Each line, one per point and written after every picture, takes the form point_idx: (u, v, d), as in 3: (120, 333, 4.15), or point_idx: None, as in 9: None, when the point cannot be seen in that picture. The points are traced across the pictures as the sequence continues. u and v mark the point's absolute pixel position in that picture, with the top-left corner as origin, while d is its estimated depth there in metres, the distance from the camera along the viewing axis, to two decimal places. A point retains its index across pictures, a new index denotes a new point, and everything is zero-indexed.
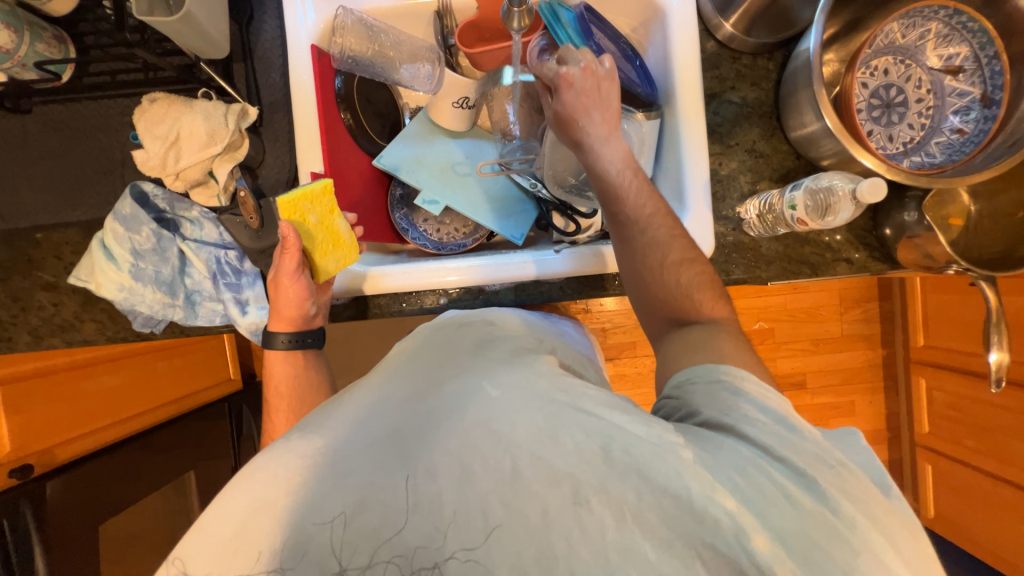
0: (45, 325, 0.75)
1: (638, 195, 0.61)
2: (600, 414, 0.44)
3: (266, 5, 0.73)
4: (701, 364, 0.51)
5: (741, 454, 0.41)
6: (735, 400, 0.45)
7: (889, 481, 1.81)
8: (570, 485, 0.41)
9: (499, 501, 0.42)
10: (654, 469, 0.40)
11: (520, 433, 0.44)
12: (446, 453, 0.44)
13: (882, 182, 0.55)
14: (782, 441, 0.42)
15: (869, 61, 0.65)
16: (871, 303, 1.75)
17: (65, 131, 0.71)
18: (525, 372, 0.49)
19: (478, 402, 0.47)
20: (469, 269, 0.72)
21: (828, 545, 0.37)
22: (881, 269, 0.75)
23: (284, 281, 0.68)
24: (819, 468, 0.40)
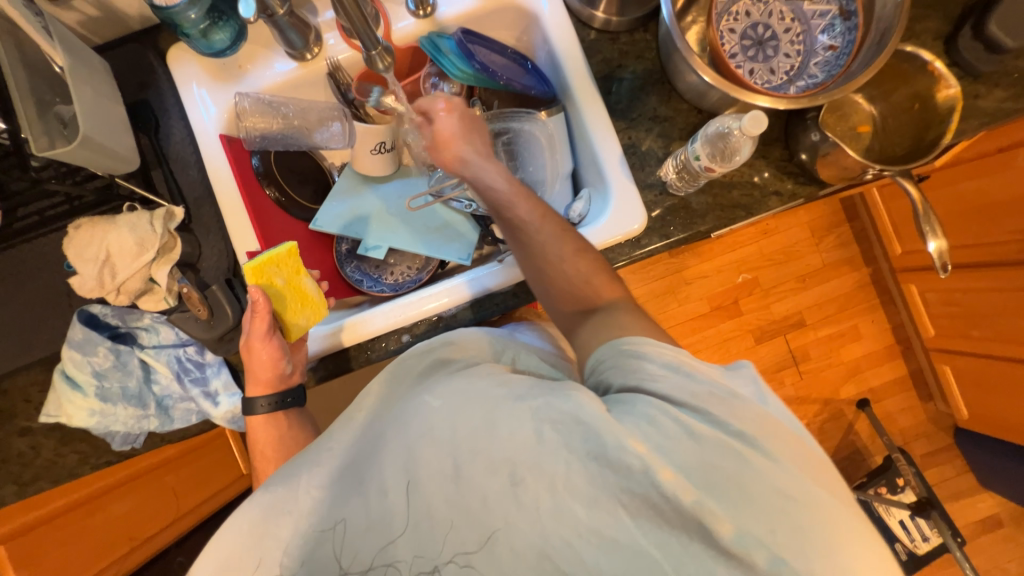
0: (28, 470, 0.75)
1: (518, 193, 0.63)
2: (534, 397, 0.45)
3: (169, 110, 0.76)
4: (607, 341, 0.52)
5: (652, 407, 0.44)
6: (637, 361, 0.48)
7: (916, 394, 1.79)
8: (507, 469, 0.43)
9: (444, 501, 0.44)
10: (574, 433, 0.43)
11: (458, 432, 0.45)
12: (395, 467, 0.47)
13: (761, 113, 0.57)
14: (686, 389, 0.45)
15: (730, 9, 0.68)
16: (841, 226, 1.77)
17: (6, 278, 0.73)
18: (467, 377, 0.50)
19: (420, 415, 0.48)
20: (449, 291, 0.75)
21: (727, 465, 0.41)
22: (812, 192, 0.77)
23: (256, 345, 0.69)
24: (720, 405, 0.44)
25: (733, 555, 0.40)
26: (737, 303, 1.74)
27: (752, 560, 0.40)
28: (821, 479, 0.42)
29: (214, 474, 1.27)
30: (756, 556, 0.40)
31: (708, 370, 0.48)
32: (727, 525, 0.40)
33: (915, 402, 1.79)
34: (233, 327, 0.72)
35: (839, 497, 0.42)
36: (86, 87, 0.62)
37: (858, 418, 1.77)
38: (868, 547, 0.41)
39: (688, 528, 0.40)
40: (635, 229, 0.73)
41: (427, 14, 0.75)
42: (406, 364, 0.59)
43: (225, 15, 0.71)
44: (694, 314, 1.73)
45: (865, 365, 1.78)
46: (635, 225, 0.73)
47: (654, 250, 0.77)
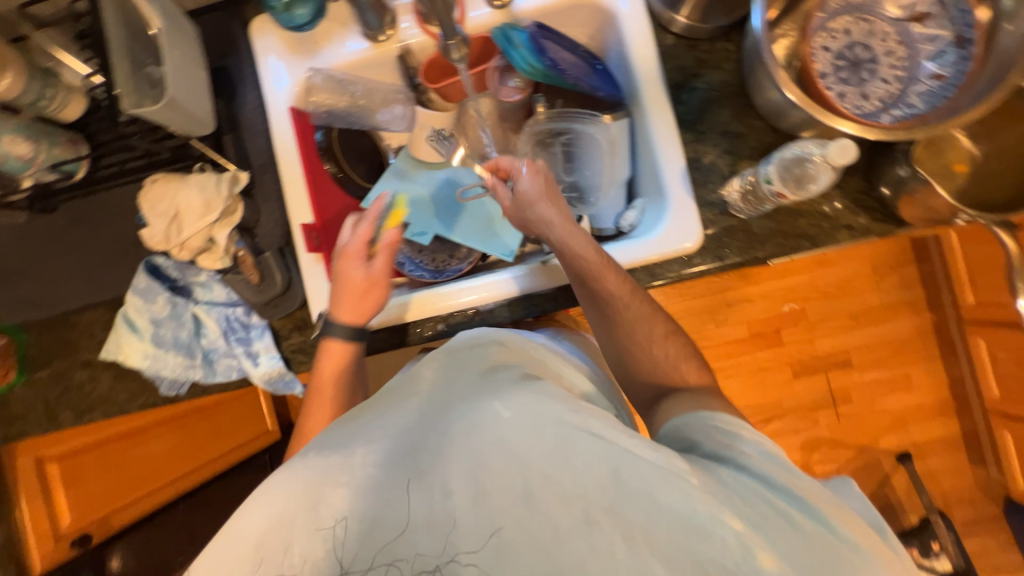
0: (84, 400, 0.82)
1: (608, 270, 0.66)
2: (610, 437, 0.45)
3: (246, 78, 0.79)
4: (695, 411, 0.56)
5: (746, 486, 0.45)
6: (732, 439, 0.50)
7: (967, 456, 1.65)
8: (586, 511, 0.42)
9: (512, 523, 0.42)
10: (667, 493, 0.42)
11: (534, 454, 0.44)
12: (461, 472, 0.45)
13: (850, 143, 0.53)
14: (779, 469, 0.46)
15: (826, 25, 0.63)
16: (907, 266, 1.64)
17: (86, 221, 0.79)
18: (537, 393, 0.48)
19: (489, 422, 0.47)
20: (480, 288, 0.75)
21: (826, 559, 0.41)
22: (888, 230, 0.71)
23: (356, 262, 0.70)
24: (814, 492, 0.45)
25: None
26: (780, 333, 1.66)
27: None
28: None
29: (240, 425, 1.32)
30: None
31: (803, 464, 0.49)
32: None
33: (964, 465, 1.65)
34: (280, 294, 0.76)
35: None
36: (175, 50, 0.65)
37: (896, 473, 1.66)
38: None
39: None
40: (688, 247, 0.70)
41: (504, 5, 0.75)
42: (469, 363, 0.57)
43: None
44: (731, 338, 1.66)
45: (912, 418, 1.66)
46: (688, 244, 0.70)
47: (705, 271, 0.74)
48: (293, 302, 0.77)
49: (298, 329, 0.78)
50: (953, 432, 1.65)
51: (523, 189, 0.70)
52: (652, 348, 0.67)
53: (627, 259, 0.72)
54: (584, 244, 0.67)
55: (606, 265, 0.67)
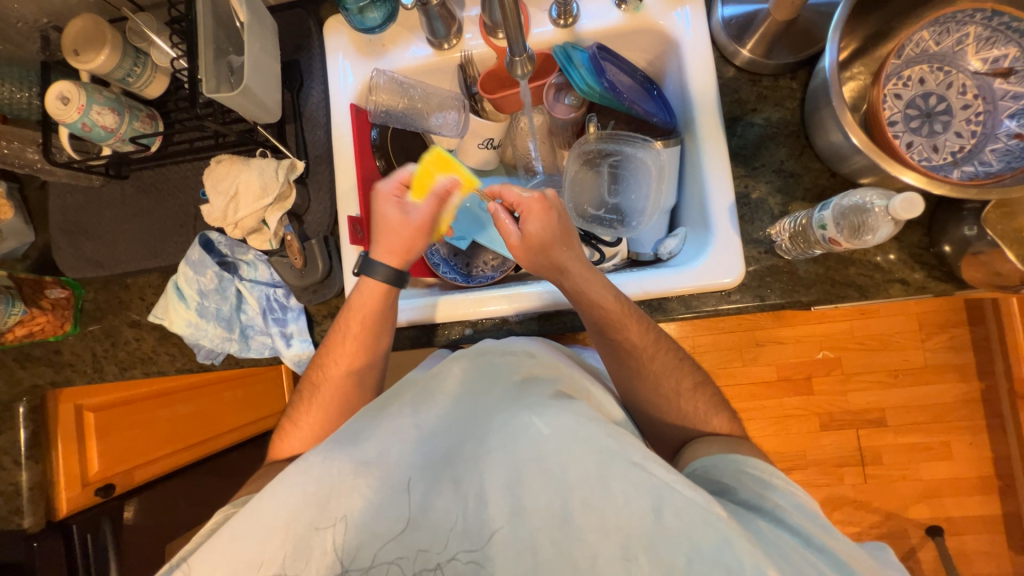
0: (128, 357, 0.87)
1: (624, 316, 0.67)
2: (651, 470, 0.47)
3: (313, 72, 0.83)
4: (728, 454, 0.59)
5: (781, 538, 0.47)
6: (765, 490, 0.53)
7: (1005, 540, 1.53)
8: (620, 539, 0.45)
9: (548, 538, 0.46)
10: (701, 532, 0.44)
11: (572, 476, 0.47)
12: (499, 484, 0.49)
13: (917, 196, 0.51)
14: (810, 524, 0.49)
15: (900, 72, 0.61)
16: (959, 328, 1.54)
17: (152, 192, 0.84)
18: (575, 414, 0.52)
19: (530, 439, 0.50)
20: (507, 298, 0.75)
21: None
22: (946, 290, 0.67)
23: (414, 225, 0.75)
24: (845, 549, 0.47)
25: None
26: (811, 380, 1.59)
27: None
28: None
29: (262, 400, 1.36)
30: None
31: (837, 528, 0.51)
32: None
33: (1000, 549, 1.54)
34: (319, 281, 0.79)
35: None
36: (257, 43, 0.69)
37: (923, 545, 1.55)
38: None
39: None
40: (727, 284, 0.69)
41: (568, 24, 0.76)
42: (504, 373, 0.60)
43: None
44: (758, 379, 1.60)
45: (946, 489, 1.55)
46: (728, 280, 0.69)
47: (743, 309, 0.72)
48: (331, 290, 0.79)
49: (332, 316, 0.81)
50: (992, 513, 1.54)
51: (532, 231, 0.67)
52: (672, 389, 0.68)
53: (664, 287, 0.71)
54: (603, 290, 0.67)
55: (619, 310, 0.67)
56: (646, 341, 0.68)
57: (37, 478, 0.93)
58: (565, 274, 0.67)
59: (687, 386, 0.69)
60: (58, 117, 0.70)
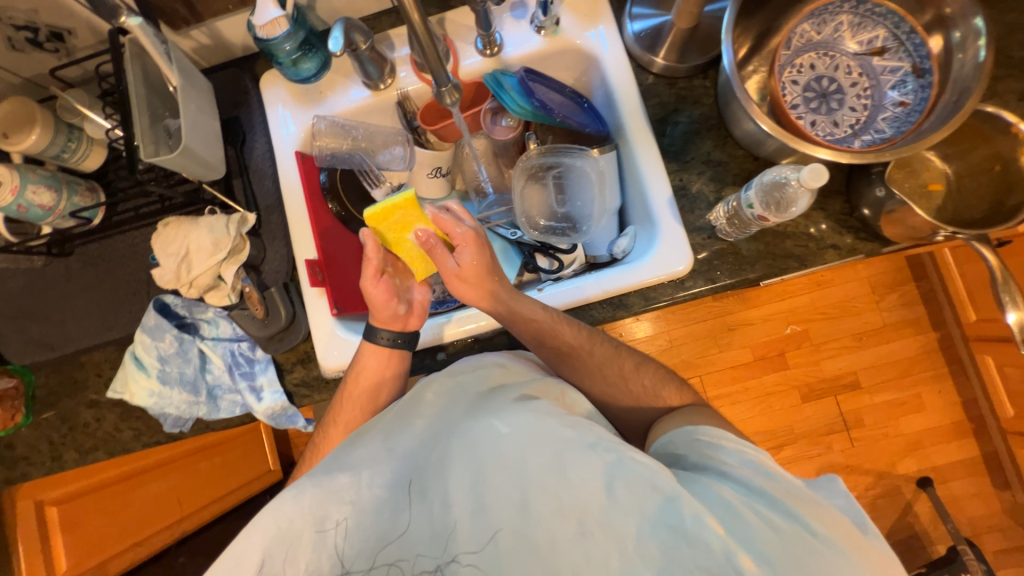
0: (88, 440, 0.82)
1: (555, 323, 0.70)
2: (608, 449, 0.50)
3: (255, 126, 0.84)
4: (682, 426, 0.60)
5: (727, 491, 0.48)
6: (713, 450, 0.54)
7: (989, 479, 1.59)
8: (578, 519, 0.48)
9: (511, 529, 0.48)
10: (650, 498, 0.47)
11: (530, 468, 0.50)
12: (461, 485, 0.51)
13: (821, 166, 0.55)
14: (757, 475, 0.50)
15: (793, 61, 0.68)
16: (907, 285, 1.65)
17: (99, 264, 0.82)
18: (535, 411, 0.53)
19: (489, 439, 0.53)
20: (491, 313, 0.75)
21: (807, 557, 0.43)
22: (874, 248, 0.73)
23: (370, 285, 0.72)
24: (787, 489, 0.48)
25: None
26: (785, 355, 1.65)
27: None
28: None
29: (242, 466, 1.32)
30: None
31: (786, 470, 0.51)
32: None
33: (986, 489, 1.59)
34: (284, 328, 0.78)
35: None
36: (192, 104, 0.71)
37: (918, 498, 1.60)
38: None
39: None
40: (680, 272, 0.72)
41: (494, 53, 0.81)
42: (467, 382, 0.61)
43: (316, 48, 0.79)
44: (735, 362, 1.65)
45: (927, 440, 1.62)
46: (680, 269, 0.72)
47: (698, 293, 0.75)
48: (297, 335, 0.78)
49: (302, 362, 0.80)
50: (972, 455, 1.61)
51: (468, 262, 0.69)
52: (646, 381, 0.70)
53: (620, 284, 0.74)
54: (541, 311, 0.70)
55: (563, 326, 0.70)
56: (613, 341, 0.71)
57: None
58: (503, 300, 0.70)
59: (658, 376, 0.71)
60: None
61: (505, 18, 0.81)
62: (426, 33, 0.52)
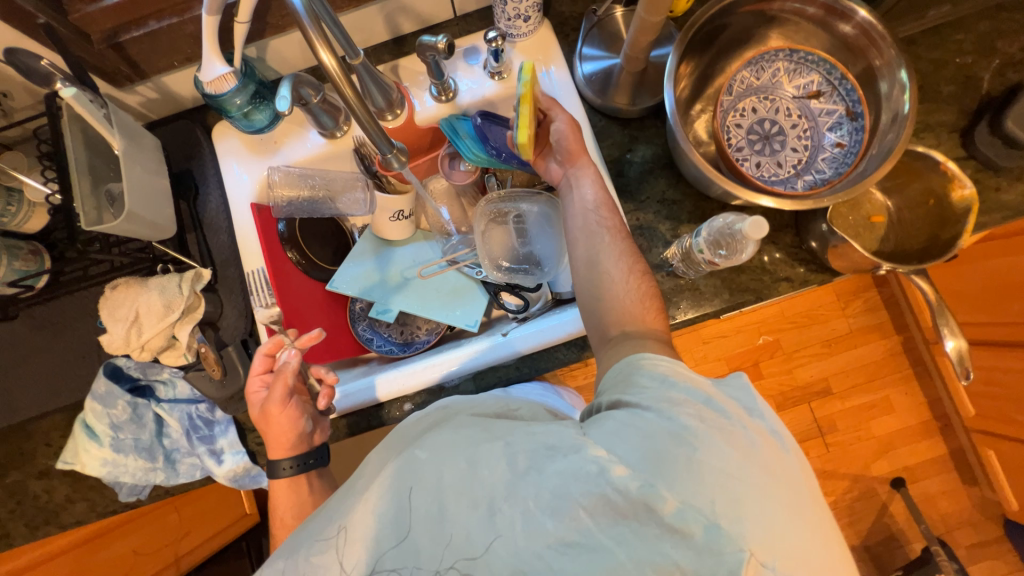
0: (38, 513, 0.79)
1: (632, 293, 0.60)
2: (507, 434, 0.49)
3: (208, 179, 0.82)
4: (620, 364, 0.54)
5: (621, 417, 0.46)
6: (632, 378, 0.50)
7: (957, 476, 1.65)
8: (485, 502, 0.46)
9: (429, 539, 0.47)
10: (545, 456, 0.46)
11: (446, 480, 0.48)
12: (385, 517, 0.49)
13: (762, 219, 0.57)
14: (659, 393, 0.47)
15: (735, 105, 0.70)
16: (868, 292, 1.70)
17: (46, 328, 0.79)
18: (450, 429, 0.52)
19: (410, 469, 0.50)
20: (460, 360, 0.78)
21: (675, 450, 0.42)
22: (824, 279, 0.75)
23: (274, 410, 0.69)
24: (675, 398, 0.47)
25: (674, 531, 0.41)
26: (758, 365, 1.69)
27: (690, 533, 0.40)
28: (768, 468, 0.43)
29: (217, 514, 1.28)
30: (693, 528, 0.40)
31: (693, 376, 0.49)
32: (668, 502, 0.41)
33: (955, 486, 1.64)
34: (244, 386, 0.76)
35: (785, 484, 0.42)
36: (137, 166, 0.69)
37: (892, 499, 1.64)
38: (809, 525, 0.41)
39: (637, 514, 0.42)
40: None
41: (449, 99, 0.81)
42: (409, 427, 0.60)
43: (267, 100, 0.79)
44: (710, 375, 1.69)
45: (898, 441, 1.67)
46: None
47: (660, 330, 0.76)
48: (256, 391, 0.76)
49: None
50: (939, 454, 1.66)
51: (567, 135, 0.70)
52: None
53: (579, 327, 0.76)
54: (658, 330, 0.58)
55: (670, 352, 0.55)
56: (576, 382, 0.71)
57: None
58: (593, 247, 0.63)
59: None
60: None
61: (458, 63, 0.82)
62: (362, 106, 0.52)
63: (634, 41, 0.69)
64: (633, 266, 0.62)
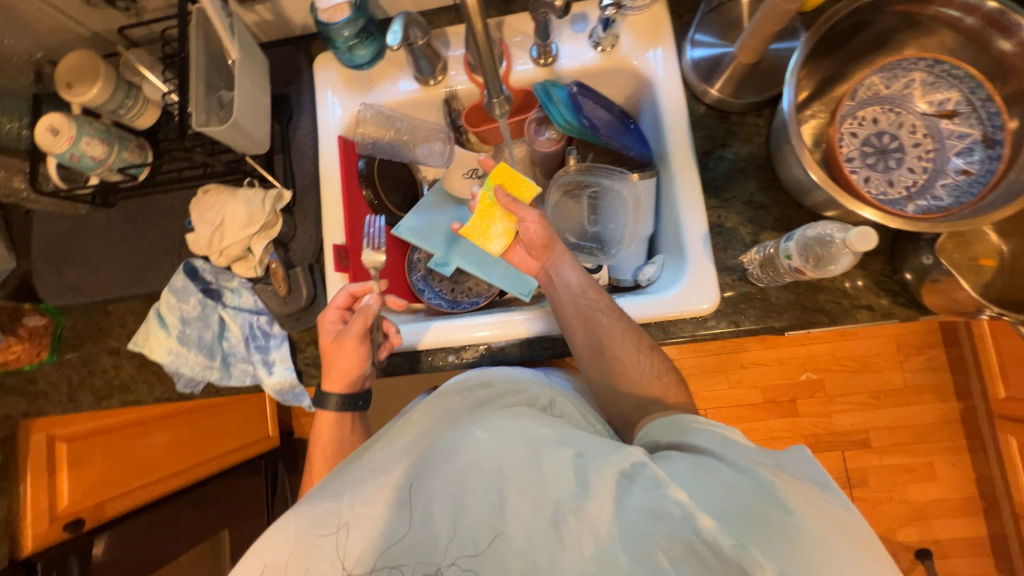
0: (106, 386, 0.86)
1: (620, 336, 0.66)
2: (574, 444, 0.49)
3: (302, 106, 0.85)
4: (660, 418, 0.55)
5: (692, 463, 0.46)
6: (686, 431, 0.50)
7: (993, 562, 1.53)
8: (550, 507, 0.46)
9: (487, 530, 0.47)
10: (621, 483, 0.45)
11: (507, 469, 0.49)
12: (442, 493, 0.50)
13: (871, 230, 0.54)
14: (726, 448, 0.47)
15: (855, 113, 0.65)
16: (934, 349, 1.58)
17: (137, 220, 0.85)
18: (512, 417, 0.54)
19: (468, 446, 0.52)
20: (507, 322, 0.78)
21: (765, 511, 0.41)
22: (910, 315, 0.70)
23: (347, 343, 0.72)
24: (750, 456, 0.46)
25: None
26: (795, 402, 1.61)
27: None
28: (861, 540, 0.41)
29: (242, 428, 1.38)
30: None
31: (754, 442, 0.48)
32: (766, 570, 0.39)
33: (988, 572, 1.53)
34: (302, 308, 0.79)
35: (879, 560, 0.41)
36: (248, 78, 0.72)
37: (913, 569, 1.55)
38: None
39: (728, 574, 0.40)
40: (703, 308, 0.71)
41: (547, 63, 0.80)
42: (456, 407, 0.60)
43: (372, 36, 0.80)
44: (744, 402, 1.62)
45: (933, 512, 1.56)
46: (705, 304, 0.71)
47: (720, 334, 0.74)
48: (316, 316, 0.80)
49: (315, 342, 0.81)
50: (977, 534, 1.54)
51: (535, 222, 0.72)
52: None
53: (642, 314, 0.73)
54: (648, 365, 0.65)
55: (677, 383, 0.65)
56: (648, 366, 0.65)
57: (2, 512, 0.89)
58: (586, 317, 0.67)
59: None
60: (47, 146, 0.71)
61: (563, 28, 0.80)
62: (484, 36, 0.50)
63: (757, 29, 0.66)
64: (623, 322, 0.67)
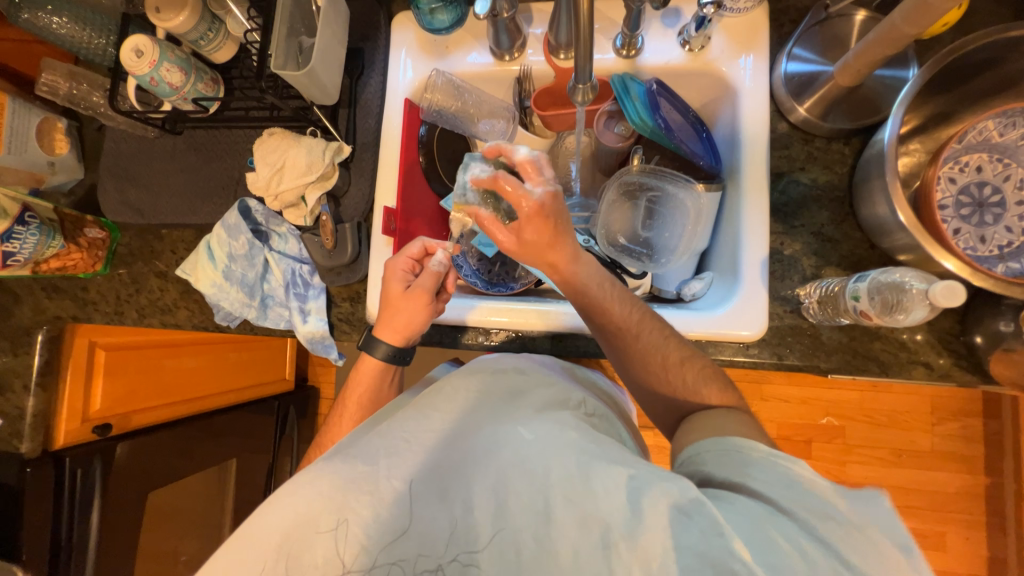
0: (150, 305, 0.89)
1: (660, 347, 0.64)
2: (624, 466, 0.48)
3: (375, 62, 0.84)
4: (710, 436, 0.54)
5: (754, 509, 0.43)
6: (749, 469, 0.48)
7: None
8: (599, 530, 0.45)
9: (532, 539, 0.46)
10: (677, 520, 0.43)
11: (553, 477, 0.48)
12: (485, 488, 0.50)
13: (958, 286, 0.51)
14: (791, 495, 0.44)
15: (958, 157, 0.60)
16: (971, 419, 1.50)
17: (200, 152, 0.86)
18: (558, 424, 0.55)
19: (513, 444, 0.53)
20: (544, 314, 0.76)
21: None
22: (969, 381, 0.66)
23: (418, 293, 0.72)
24: (821, 512, 0.43)
25: None
26: (810, 445, 1.56)
27: None
28: None
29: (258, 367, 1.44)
30: None
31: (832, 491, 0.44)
32: None
33: None
34: (344, 264, 0.80)
35: None
36: (330, 27, 0.72)
37: None
38: None
39: None
40: (746, 335, 0.68)
41: (630, 55, 0.77)
42: (500, 402, 0.60)
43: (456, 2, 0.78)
44: None
45: None
46: (749, 332, 0.69)
47: (759, 364, 0.71)
48: (355, 275, 0.81)
49: (351, 300, 0.83)
50: None
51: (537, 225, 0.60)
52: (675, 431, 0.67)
53: (683, 328, 0.71)
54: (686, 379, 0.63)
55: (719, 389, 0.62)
56: (682, 383, 0.63)
57: (42, 407, 0.93)
58: (623, 335, 0.64)
59: None
60: (132, 67, 0.73)
61: (653, 21, 0.77)
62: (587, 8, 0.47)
63: (866, 51, 0.61)
64: (666, 335, 0.64)
